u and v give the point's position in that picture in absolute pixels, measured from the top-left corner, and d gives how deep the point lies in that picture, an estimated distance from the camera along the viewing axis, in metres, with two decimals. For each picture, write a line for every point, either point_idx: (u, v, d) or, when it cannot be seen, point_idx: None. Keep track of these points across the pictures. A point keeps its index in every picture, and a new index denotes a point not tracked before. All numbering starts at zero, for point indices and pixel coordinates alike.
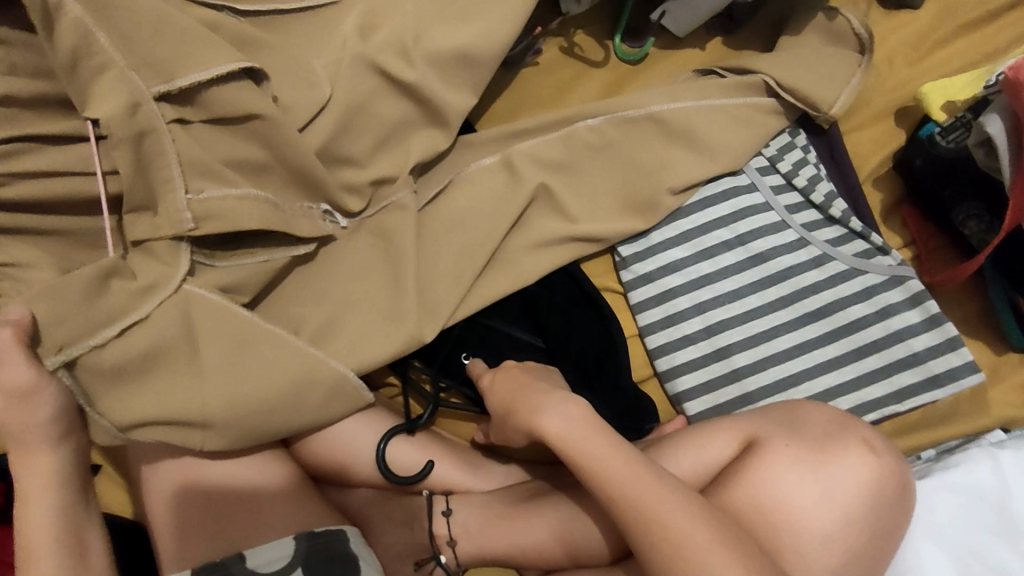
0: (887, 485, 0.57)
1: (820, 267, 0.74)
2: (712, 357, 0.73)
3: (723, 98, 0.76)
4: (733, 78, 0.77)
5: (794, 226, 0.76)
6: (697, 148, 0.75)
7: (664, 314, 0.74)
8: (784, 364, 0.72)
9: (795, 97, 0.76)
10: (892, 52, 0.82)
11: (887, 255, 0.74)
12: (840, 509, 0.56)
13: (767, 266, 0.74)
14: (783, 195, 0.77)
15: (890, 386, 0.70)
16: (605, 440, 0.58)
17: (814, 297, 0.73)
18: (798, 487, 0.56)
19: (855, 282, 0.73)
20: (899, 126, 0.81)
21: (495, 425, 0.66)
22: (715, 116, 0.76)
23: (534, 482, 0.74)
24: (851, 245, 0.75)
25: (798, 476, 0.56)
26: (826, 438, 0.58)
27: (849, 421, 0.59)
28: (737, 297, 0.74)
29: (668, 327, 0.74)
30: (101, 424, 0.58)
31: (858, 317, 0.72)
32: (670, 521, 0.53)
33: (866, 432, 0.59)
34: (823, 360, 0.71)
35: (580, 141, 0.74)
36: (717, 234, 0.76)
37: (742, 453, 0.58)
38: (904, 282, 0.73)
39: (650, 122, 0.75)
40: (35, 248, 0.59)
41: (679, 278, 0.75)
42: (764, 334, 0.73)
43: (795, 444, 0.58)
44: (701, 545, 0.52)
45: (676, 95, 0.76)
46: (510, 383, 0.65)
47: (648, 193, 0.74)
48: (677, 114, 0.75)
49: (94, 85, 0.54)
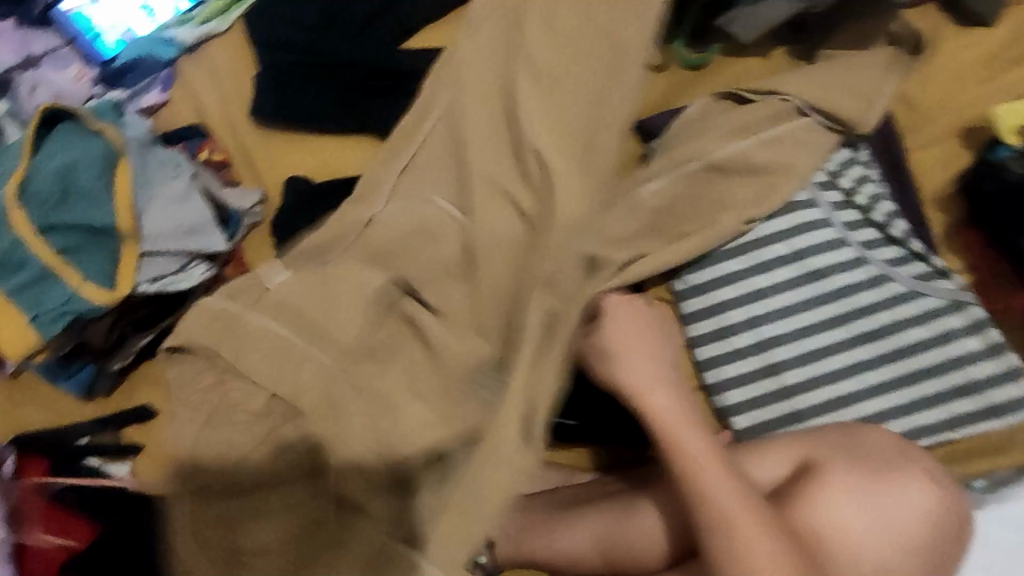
0: (947, 518, 0.57)
1: (879, 287, 0.73)
2: (763, 372, 0.72)
3: (775, 122, 0.75)
4: (756, 101, 0.77)
5: (853, 243, 0.74)
6: (755, 176, 0.74)
7: (715, 326, 0.73)
8: (838, 385, 0.70)
9: (824, 117, 0.76)
10: (962, 70, 0.81)
11: (948, 279, 0.73)
12: (899, 539, 0.55)
13: (825, 283, 0.73)
14: (843, 211, 0.75)
15: (944, 413, 0.69)
16: (697, 431, 0.59)
17: (871, 318, 0.72)
18: (858, 513, 0.55)
19: (914, 304, 0.72)
20: (965, 146, 0.79)
21: (593, 356, 0.66)
22: (774, 149, 0.74)
23: (569, 489, 0.72)
24: (912, 267, 0.73)
25: (858, 502, 0.56)
26: (885, 465, 0.57)
27: (909, 450, 0.59)
28: (791, 313, 0.73)
29: (719, 340, 0.73)
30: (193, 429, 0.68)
31: (916, 340, 0.71)
32: (742, 525, 0.54)
33: (928, 463, 0.58)
34: (877, 383, 0.70)
35: (637, 201, 0.72)
36: (774, 248, 0.74)
37: (798, 475, 0.58)
38: (966, 308, 0.71)
39: (707, 170, 0.73)
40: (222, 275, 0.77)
41: (733, 291, 0.74)
42: (819, 352, 0.71)
43: (853, 472, 0.57)
44: (761, 556, 0.53)
45: (732, 139, 0.74)
46: (630, 327, 0.66)
47: (702, 222, 0.73)
48: (734, 159, 0.73)
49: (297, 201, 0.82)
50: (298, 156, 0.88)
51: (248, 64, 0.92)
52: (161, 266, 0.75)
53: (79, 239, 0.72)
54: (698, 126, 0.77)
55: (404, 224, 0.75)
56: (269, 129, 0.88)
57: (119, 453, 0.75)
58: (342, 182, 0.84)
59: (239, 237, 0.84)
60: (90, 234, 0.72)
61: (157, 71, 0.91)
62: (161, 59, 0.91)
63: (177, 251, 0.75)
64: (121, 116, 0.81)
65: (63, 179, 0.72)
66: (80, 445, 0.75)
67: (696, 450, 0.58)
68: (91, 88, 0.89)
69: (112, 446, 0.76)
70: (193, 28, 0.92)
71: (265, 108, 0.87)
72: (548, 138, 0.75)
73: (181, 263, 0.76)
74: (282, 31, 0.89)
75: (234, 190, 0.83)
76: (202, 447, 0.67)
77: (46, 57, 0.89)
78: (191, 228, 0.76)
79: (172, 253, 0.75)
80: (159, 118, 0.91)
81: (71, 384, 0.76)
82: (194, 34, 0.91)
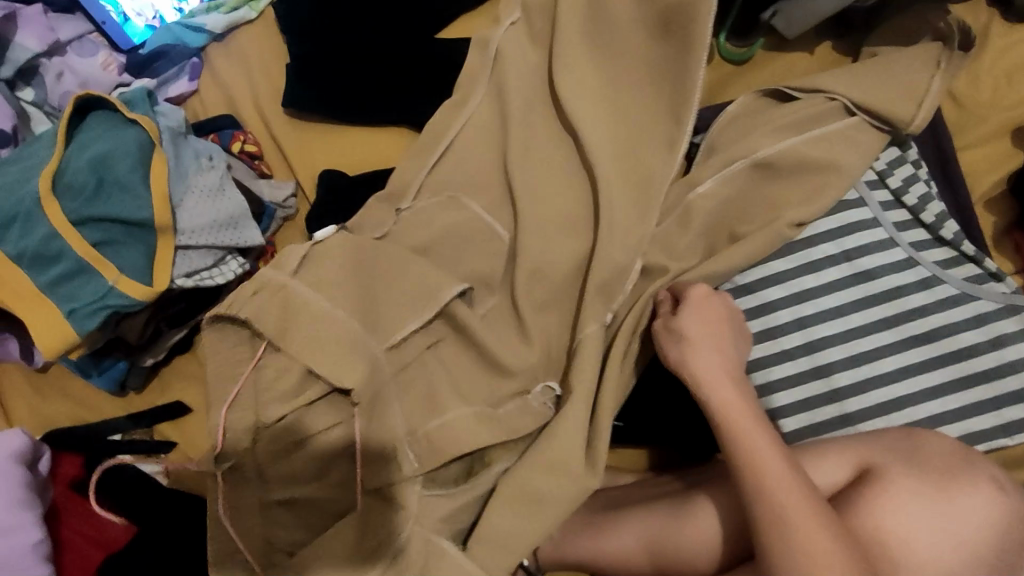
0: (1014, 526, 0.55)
1: (930, 289, 0.71)
2: (812, 374, 0.71)
3: (824, 121, 0.74)
4: (801, 99, 0.75)
5: (903, 244, 0.73)
6: (803, 175, 0.73)
7: (762, 327, 0.72)
8: (888, 388, 0.69)
9: (873, 116, 0.74)
10: (1015, 67, 0.79)
11: (1001, 282, 0.72)
12: (966, 548, 0.54)
13: (875, 284, 0.72)
14: (892, 211, 0.74)
15: (998, 418, 0.68)
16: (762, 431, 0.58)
17: (922, 320, 0.71)
18: (925, 522, 0.54)
19: (967, 308, 0.71)
20: (1016, 146, 0.78)
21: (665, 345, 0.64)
22: (825, 145, 0.73)
23: (609, 493, 0.73)
24: (963, 269, 0.72)
25: (925, 510, 0.54)
26: (950, 471, 0.56)
27: (973, 456, 0.58)
28: (841, 314, 0.71)
29: (767, 341, 0.72)
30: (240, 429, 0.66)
31: (969, 344, 0.70)
32: (806, 530, 0.52)
33: (995, 470, 0.57)
34: (929, 386, 0.69)
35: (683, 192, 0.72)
36: (823, 248, 0.73)
37: (860, 480, 0.57)
38: (1020, 312, 0.70)
39: (754, 167, 0.73)
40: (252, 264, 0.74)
41: (781, 291, 0.72)
42: (870, 355, 0.70)
43: (917, 477, 0.56)
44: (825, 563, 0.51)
45: (781, 134, 0.73)
46: (704, 318, 0.64)
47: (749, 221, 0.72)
48: (784, 155, 0.72)
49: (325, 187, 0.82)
50: (330, 148, 0.86)
51: (277, 53, 0.90)
52: (195, 260, 0.73)
53: (114, 234, 0.70)
54: (744, 125, 0.76)
55: (444, 220, 0.74)
56: (301, 119, 0.87)
57: (150, 452, 0.75)
58: (376, 174, 0.82)
59: (272, 232, 0.82)
60: (126, 228, 0.70)
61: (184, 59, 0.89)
62: (189, 47, 0.89)
63: (213, 245, 0.73)
64: (154, 105, 0.78)
65: (98, 168, 0.70)
66: (112, 441, 0.75)
67: (761, 448, 0.56)
68: (118, 76, 0.87)
69: (145, 445, 0.75)
70: (222, 15, 0.90)
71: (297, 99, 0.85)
72: (593, 135, 0.74)
73: (216, 257, 0.74)
74: (313, 19, 0.87)
75: (268, 183, 0.82)
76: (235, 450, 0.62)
77: (72, 45, 0.87)
78: (228, 221, 0.74)
79: (207, 247, 0.74)
80: (188, 108, 0.90)
81: (104, 379, 0.75)
82: (223, 21, 0.89)
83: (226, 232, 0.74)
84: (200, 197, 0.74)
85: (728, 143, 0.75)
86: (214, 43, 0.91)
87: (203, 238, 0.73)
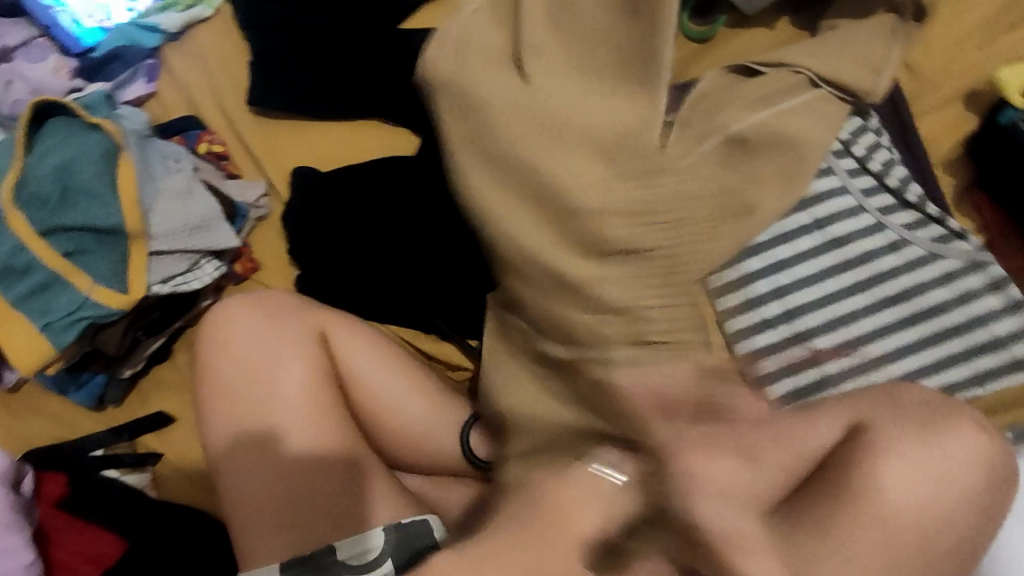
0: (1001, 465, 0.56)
1: (898, 251, 0.74)
2: (793, 341, 0.72)
3: (789, 94, 0.75)
4: (768, 74, 0.77)
5: (870, 210, 0.76)
6: (779, 147, 0.73)
7: (743, 298, 0.73)
8: (866, 349, 0.72)
9: (835, 87, 0.76)
10: (964, 33, 0.82)
11: (964, 241, 0.75)
12: (959, 492, 0.55)
13: (847, 250, 0.74)
14: (858, 178, 0.77)
15: (971, 369, 0.71)
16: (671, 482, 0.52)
17: (893, 282, 0.73)
18: (910, 477, 0.54)
19: (934, 267, 0.74)
20: (971, 110, 0.81)
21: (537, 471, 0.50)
22: (794, 116, 0.74)
23: None
24: (928, 231, 0.76)
25: (913, 465, 0.55)
26: (927, 417, 0.57)
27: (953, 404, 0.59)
28: (816, 281, 0.74)
29: (749, 312, 0.73)
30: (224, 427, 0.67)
31: (938, 301, 0.73)
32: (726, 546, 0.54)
33: (975, 415, 0.58)
34: (903, 344, 0.72)
35: None
36: (796, 218, 0.75)
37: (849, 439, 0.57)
38: (983, 268, 0.74)
39: (730, 141, 0.73)
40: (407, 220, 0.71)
41: (758, 262, 0.74)
42: (846, 318, 0.73)
43: (902, 424, 0.57)
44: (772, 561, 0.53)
45: (751, 108, 0.74)
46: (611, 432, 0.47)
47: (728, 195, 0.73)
48: (756, 129, 0.73)
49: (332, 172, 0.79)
50: (299, 143, 0.84)
51: (237, 50, 0.88)
52: (172, 265, 0.71)
53: (83, 243, 0.69)
54: (714, 101, 0.77)
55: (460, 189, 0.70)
56: (269, 116, 0.85)
57: (137, 464, 0.74)
58: (350, 168, 0.81)
59: (246, 233, 0.81)
60: (97, 236, 0.69)
61: (139, 61, 0.86)
62: (145, 47, 0.86)
63: (186, 249, 0.72)
64: (114, 109, 0.77)
65: (63, 177, 0.68)
66: (95, 457, 0.73)
67: None
68: (70, 81, 0.84)
69: (129, 458, 0.73)
70: (177, 13, 0.87)
71: (263, 95, 0.84)
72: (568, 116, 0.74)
73: (191, 262, 0.72)
74: (275, 14, 0.85)
75: (238, 183, 0.81)
76: (238, 447, 0.65)
77: (19, 51, 0.84)
78: (200, 223, 0.72)
79: (181, 252, 0.72)
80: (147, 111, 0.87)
81: (83, 394, 0.74)
82: (177, 19, 0.87)
83: (199, 236, 0.72)
84: (169, 200, 0.72)
85: (700, 120, 0.76)
86: (169, 42, 0.88)
87: (177, 242, 0.71)
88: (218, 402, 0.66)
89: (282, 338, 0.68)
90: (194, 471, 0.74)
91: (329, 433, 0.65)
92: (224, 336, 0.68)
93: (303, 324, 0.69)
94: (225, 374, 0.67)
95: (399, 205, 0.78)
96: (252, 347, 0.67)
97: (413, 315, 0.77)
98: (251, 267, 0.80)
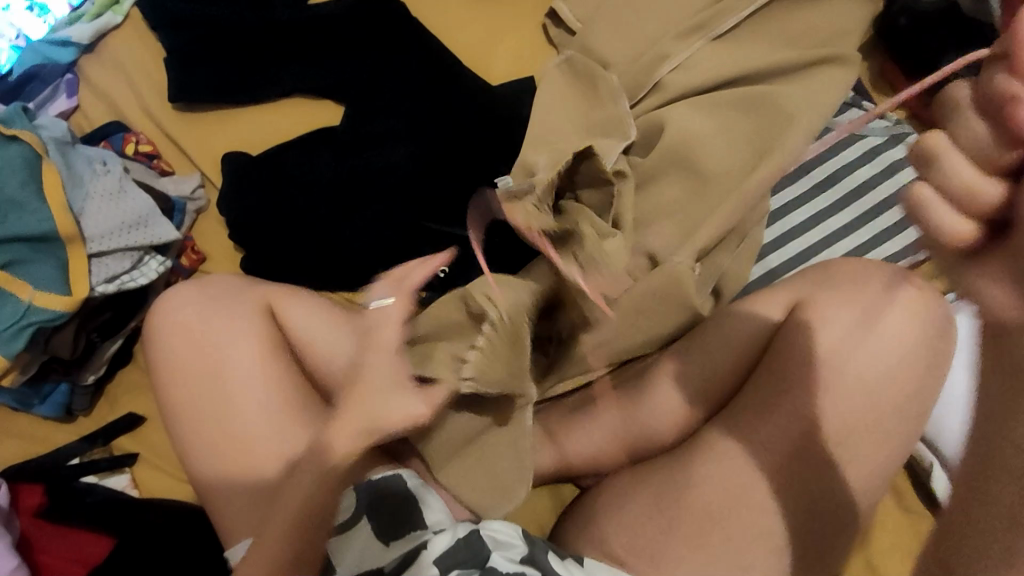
0: (922, 391, 0.59)
1: (822, 139, 0.80)
2: (818, 239, 0.76)
3: (690, 8, 0.78)
4: None
5: (841, 126, 0.80)
6: (685, 62, 0.76)
7: (810, 215, 0.77)
8: (821, 232, 0.77)
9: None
10: None
11: (883, 118, 0.81)
12: (901, 416, 0.58)
13: (827, 174, 0.79)
14: (845, 114, 0.81)
15: (906, 239, 0.76)
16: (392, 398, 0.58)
17: (823, 166, 0.79)
18: (893, 424, 0.58)
19: (858, 146, 0.79)
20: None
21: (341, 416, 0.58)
22: (694, 28, 0.77)
23: (593, 451, 0.68)
24: (848, 115, 0.81)
25: (863, 370, 0.57)
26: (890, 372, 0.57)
27: (930, 332, 0.59)
28: (830, 213, 0.77)
29: (805, 232, 0.77)
30: (208, 409, 0.68)
31: (867, 178, 0.78)
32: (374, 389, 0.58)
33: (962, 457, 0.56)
34: (842, 226, 0.77)
35: (588, 90, 0.76)
36: (827, 166, 0.79)
37: (767, 353, 0.62)
38: (904, 139, 0.79)
39: (649, 57, 0.76)
40: (680, 124, 0.72)
41: (795, 190, 0.78)
42: (782, 210, 0.78)
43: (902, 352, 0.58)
44: (672, 493, 0.61)
45: (643, 26, 0.78)
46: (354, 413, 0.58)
47: (642, 100, 0.76)
48: (663, 45, 0.76)
49: (654, 75, 0.76)
50: (229, 133, 0.85)
51: (152, 49, 0.88)
52: (113, 265, 0.73)
53: (20, 253, 0.70)
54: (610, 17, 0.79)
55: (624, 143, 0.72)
56: (194, 110, 0.86)
57: (116, 466, 0.75)
58: (279, 147, 0.82)
59: (186, 226, 0.82)
60: (31, 245, 0.71)
61: (58, 77, 0.86)
62: (60, 63, 0.85)
63: (126, 247, 0.73)
64: (32, 120, 0.77)
65: None
66: (72, 466, 0.73)
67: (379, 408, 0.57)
68: None
69: (106, 461, 0.74)
70: (86, 24, 0.86)
71: (182, 92, 0.84)
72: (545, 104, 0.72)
73: (134, 259, 0.74)
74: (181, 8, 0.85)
75: (171, 179, 0.82)
76: (209, 424, 0.68)
77: None
78: (138, 220, 0.74)
79: (122, 251, 0.73)
80: (73, 125, 0.87)
81: (48, 406, 0.74)
82: (89, 30, 0.86)
83: (137, 232, 0.74)
84: (100, 200, 0.73)
85: (602, 42, 0.79)
86: (85, 55, 0.88)
87: (114, 241, 0.73)
88: (176, 392, 0.69)
89: (223, 316, 0.70)
90: (173, 467, 0.75)
91: (284, 399, 0.68)
92: (171, 327, 0.70)
93: (249, 300, 0.72)
94: (176, 358, 0.69)
95: (331, 175, 0.79)
96: (198, 334, 0.70)
97: (364, 280, 0.79)
98: (197, 259, 0.82)
